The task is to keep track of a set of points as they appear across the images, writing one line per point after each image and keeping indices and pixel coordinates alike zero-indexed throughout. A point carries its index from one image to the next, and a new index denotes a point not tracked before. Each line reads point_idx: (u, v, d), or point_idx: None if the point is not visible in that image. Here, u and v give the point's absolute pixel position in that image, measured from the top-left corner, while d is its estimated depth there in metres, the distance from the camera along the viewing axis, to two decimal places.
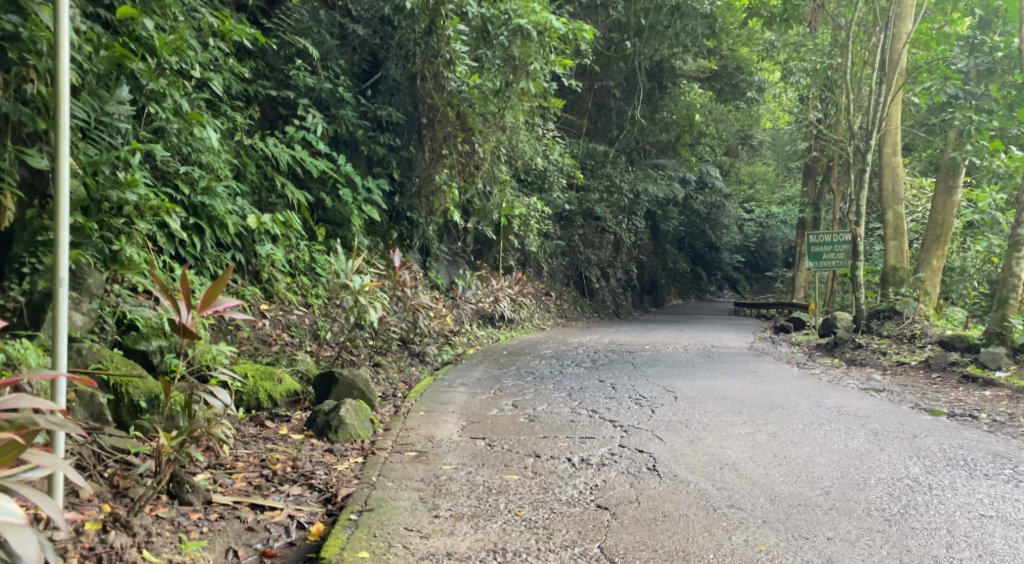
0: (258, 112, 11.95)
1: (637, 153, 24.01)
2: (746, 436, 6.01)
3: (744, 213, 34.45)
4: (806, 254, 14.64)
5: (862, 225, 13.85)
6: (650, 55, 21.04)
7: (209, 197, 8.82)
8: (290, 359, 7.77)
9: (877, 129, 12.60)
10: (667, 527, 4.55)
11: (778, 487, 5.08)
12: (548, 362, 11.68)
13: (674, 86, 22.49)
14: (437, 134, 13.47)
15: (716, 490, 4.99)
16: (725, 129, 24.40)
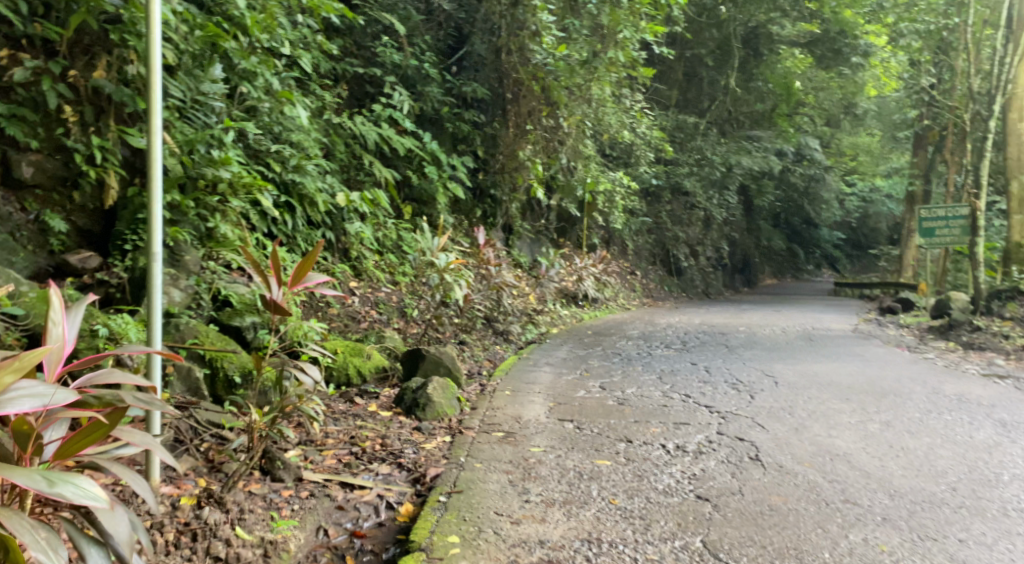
0: (346, 91, 12.07)
1: (731, 124, 23.68)
2: (856, 425, 5.74)
3: (847, 187, 33.44)
4: (919, 229, 14.81)
5: (982, 198, 13.44)
6: (747, 21, 21.15)
7: (300, 174, 8.91)
8: (378, 336, 7.81)
9: (1003, 94, 11.83)
10: (776, 522, 4.35)
11: (897, 482, 4.81)
12: (636, 343, 11.52)
13: (771, 53, 21.83)
14: (522, 109, 13.11)
15: (828, 484, 4.75)
16: (827, 98, 23.92)
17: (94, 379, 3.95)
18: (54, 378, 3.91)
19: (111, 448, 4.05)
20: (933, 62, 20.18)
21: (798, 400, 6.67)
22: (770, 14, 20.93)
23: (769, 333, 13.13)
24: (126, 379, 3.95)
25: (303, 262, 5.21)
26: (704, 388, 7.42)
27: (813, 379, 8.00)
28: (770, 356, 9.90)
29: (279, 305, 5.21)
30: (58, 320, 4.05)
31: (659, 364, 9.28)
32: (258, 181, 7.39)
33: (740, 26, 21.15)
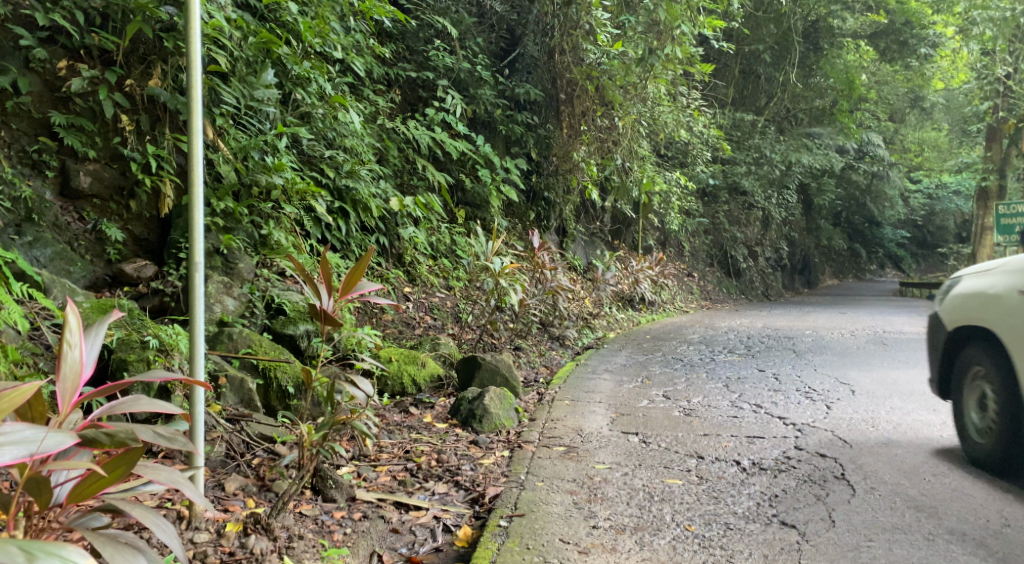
0: (399, 95, 11.92)
1: (789, 122, 23.08)
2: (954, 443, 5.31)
3: (911, 184, 32.47)
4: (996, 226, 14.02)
5: None
6: (806, 14, 20.50)
7: (353, 180, 8.75)
8: (433, 343, 7.58)
9: None
10: (877, 552, 3.93)
11: (1010, 507, 4.37)
12: (696, 348, 11.15)
13: (832, 47, 21.33)
14: (576, 109, 12.85)
15: (930, 507, 4.33)
16: (891, 92, 23.30)
17: (112, 408, 3.60)
18: (69, 409, 3.54)
19: (136, 486, 3.70)
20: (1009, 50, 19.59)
21: (878, 414, 6.26)
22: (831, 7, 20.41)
23: (836, 337, 12.64)
24: (151, 408, 3.60)
25: (354, 268, 5.00)
26: (774, 398, 7.04)
27: (890, 389, 7.57)
28: (839, 363, 9.46)
29: (329, 314, 5.01)
30: (74, 342, 3.62)
31: (722, 371, 8.92)
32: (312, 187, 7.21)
33: (800, 20, 20.54)
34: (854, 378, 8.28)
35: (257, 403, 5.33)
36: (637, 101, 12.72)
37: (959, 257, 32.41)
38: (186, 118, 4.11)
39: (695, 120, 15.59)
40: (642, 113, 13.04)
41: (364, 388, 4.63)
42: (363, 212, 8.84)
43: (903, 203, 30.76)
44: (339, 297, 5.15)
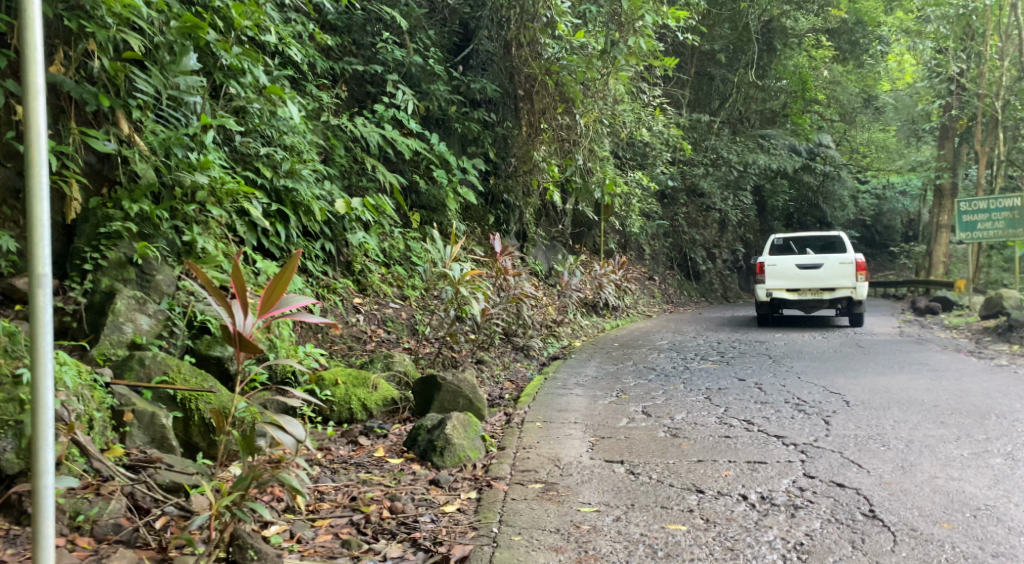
0: (345, 91, 11.11)
1: (743, 123, 22.73)
2: (979, 463, 4.75)
3: (859, 185, 32.70)
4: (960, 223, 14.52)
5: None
6: (760, 15, 20.13)
7: (294, 180, 7.92)
8: (386, 361, 6.82)
9: None
10: None
11: None
12: (669, 356, 10.51)
13: (784, 48, 20.90)
14: (536, 106, 12.14)
15: (986, 555, 3.68)
16: (843, 92, 23.17)
17: None
18: None
19: None
20: (961, 48, 19.28)
21: (885, 430, 5.64)
22: (784, 7, 19.91)
23: (813, 342, 12.11)
24: None
25: (275, 281, 4.47)
26: (764, 413, 6.39)
27: (886, 398, 6.98)
28: (825, 371, 8.86)
29: (247, 338, 4.44)
30: None
31: (702, 382, 8.28)
32: (243, 187, 6.38)
33: (755, 20, 20.11)
34: (845, 387, 7.68)
35: (172, 443, 4.67)
36: (599, 98, 12.08)
37: (910, 254, 32.38)
38: (23, 114, 3.17)
39: (655, 119, 14.95)
40: (605, 111, 12.39)
41: (292, 432, 3.97)
42: (305, 216, 8.02)
43: (854, 204, 30.90)
44: (257, 316, 4.60)
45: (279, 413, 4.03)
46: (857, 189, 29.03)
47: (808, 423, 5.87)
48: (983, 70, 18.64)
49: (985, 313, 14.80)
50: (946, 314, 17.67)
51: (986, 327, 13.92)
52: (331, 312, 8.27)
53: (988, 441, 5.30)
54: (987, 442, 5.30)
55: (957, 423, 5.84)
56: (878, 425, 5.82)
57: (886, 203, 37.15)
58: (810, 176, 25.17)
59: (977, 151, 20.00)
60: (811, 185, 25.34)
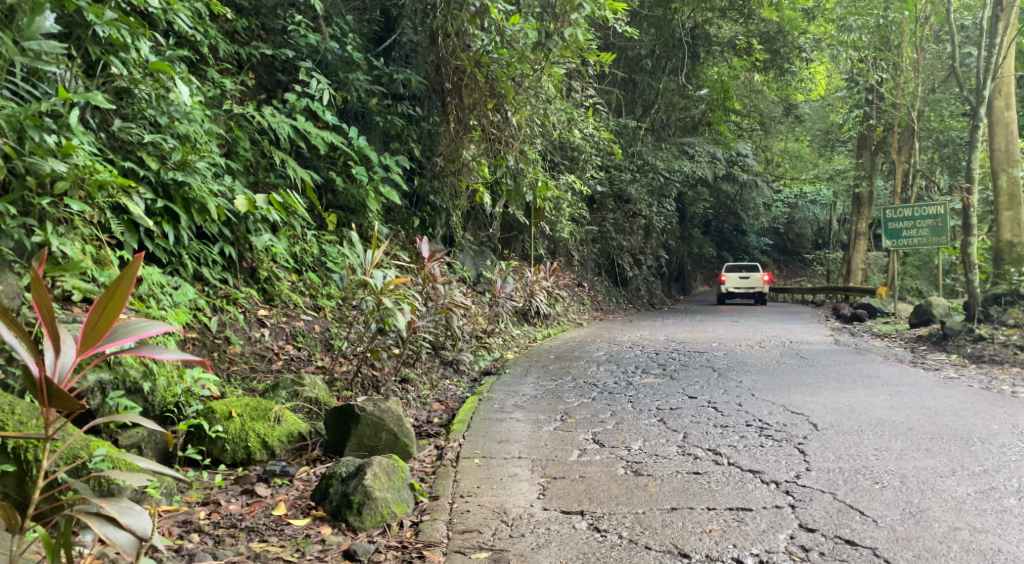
0: (252, 78, 10.11)
1: (666, 130, 22.31)
2: (986, 496, 4.28)
3: (775, 193, 32.97)
4: (886, 231, 15.40)
5: (946, 204, 14.52)
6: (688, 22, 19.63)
7: (187, 173, 6.91)
8: (294, 385, 5.94)
9: (985, 100, 12.01)
10: None
11: None
12: (609, 370, 9.76)
13: (707, 55, 20.60)
14: (464, 102, 11.19)
15: None
16: (763, 101, 22.96)
17: None
18: None
19: None
20: (881, 58, 19.15)
21: (869, 459, 4.97)
22: (708, 14, 19.44)
23: (752, 352, 11.55)
24: None
25: (101, 307, 3.52)
26: (730, 440, 5.66)
27: (852, 417, 6.31)
28: (777, 385, 8.20)
29: (59, 387, 3.47)
30: None
31: (650, 401, 7.53)
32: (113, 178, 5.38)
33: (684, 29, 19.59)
34: (804, 403, 7.01)
35: None
36: (530, 94, 11.23)
37: (826, 260, 32.75)
38: None
39: (585, 121, 14.25)
40: (536, 109, 11.59)
41: (130, 527, 3.38)
42: (199, 215, 7.01)
43: (770, 211, 31.10)
44: (72, 354, 3.62)
45: (106, 503, 3.39)
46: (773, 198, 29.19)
47: (783, 451, 5.15)
48: (907, 80, 18.56)
49: (915, 321, 14.55)
50: (872, 322, 17.53)
51: (916, 335, 13.63)
52: (232, 326, 7.26)
53: (984, 466, 4.82)
54: (982, 466, 4.83)
55: (937, 443, 5.39)
56: (855, 446, 5.32)
57: (800, 209, 37.66)
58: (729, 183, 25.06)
59: (894, 161, 20.06)
60: (731, 192, 25.20)
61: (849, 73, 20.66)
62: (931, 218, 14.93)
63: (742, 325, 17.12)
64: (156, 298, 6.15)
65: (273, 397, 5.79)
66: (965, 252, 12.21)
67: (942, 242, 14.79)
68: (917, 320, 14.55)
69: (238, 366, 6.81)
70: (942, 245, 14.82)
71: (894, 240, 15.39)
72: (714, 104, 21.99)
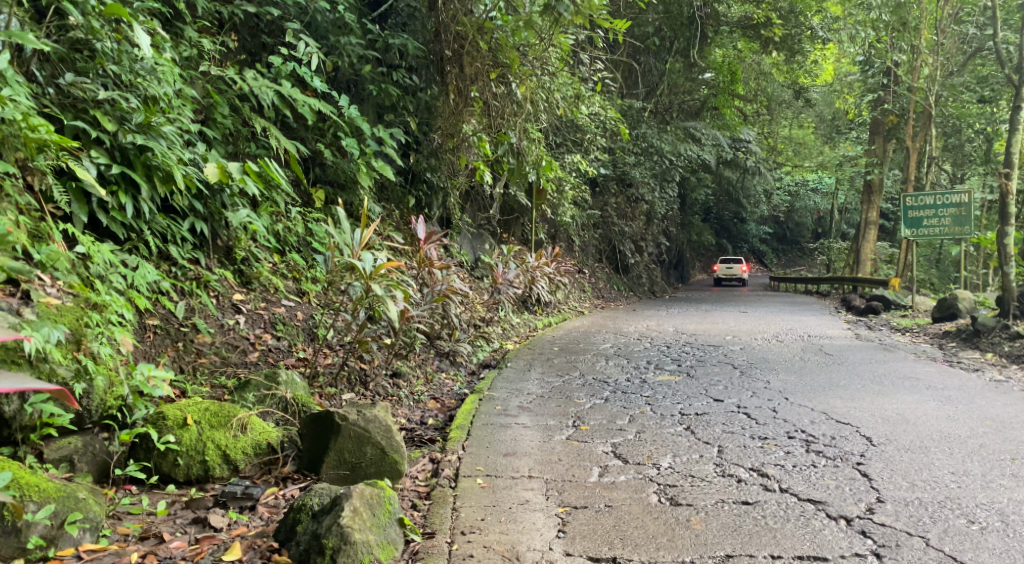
0: (234, 39, 9.26)
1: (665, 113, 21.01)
2: None
3: (777, 181, 32.01)
4: (905, 220, 14.51)
5: (973, 193, 13.63)
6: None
7: (150, 138, 6.11)
8: (270, 382, 5.27)
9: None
10: None
11: None
12: (619, 365, 8.90)
13: (715, 35, 19.70)
14: (465, 72, 10.31)
15: None
16: (771, 84, 22.03)
17: None
18: None
19: None
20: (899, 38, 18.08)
21: (937, 473, 4.49)
22: None
23: (772, 347, 10.75)
24: None
25: None
26: (775, 457, 4.87)
27: (910, 429, 5.50)
28: (810, 386, 7.41)
29: None
30: None
31: (671, 404, 6.71)
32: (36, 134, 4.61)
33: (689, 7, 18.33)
34: (848, 411, 6.19)
35: None
36: (537, 64, 10.34)
37: (829, 250, 31.85)
38: None
39: (591, 97, 13.35)
40: (541, 82, 10.73)
41: None
42: (163, 185, 6.18)
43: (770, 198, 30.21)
44: None
45: None
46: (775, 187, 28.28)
47: (842, 473, 4.48)
48: (925, 65, 17.63)
49: (938, 315, 13.73)
50: (888, 315, 16.69)
51: (941, 331, 12.80)
52: (201, 313, 6.44)
53: None
54: None
55: (1009, 454, 4.90)
56: (917, 455, 4.80)
57: (801, 197, 36.79)
58: (732, 169, 24.17)
59: (908, 148, 19.08)
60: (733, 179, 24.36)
61: (863, 55, 19.65)
62: (955, 207, 14.08)
63: (752, 317, 16.31)
64: (109, 277, 5.35)
65: (239, 402, 5.11)
66: (1001, 243, 11.34)
67: (966, 233, 13.92)
68: (940, 314, 13.74)
69: (207, 359, 6.00)
70: (966, 236, 13.97)
71: (912, 231, 14.53)
72: (718, 87, 20.69)
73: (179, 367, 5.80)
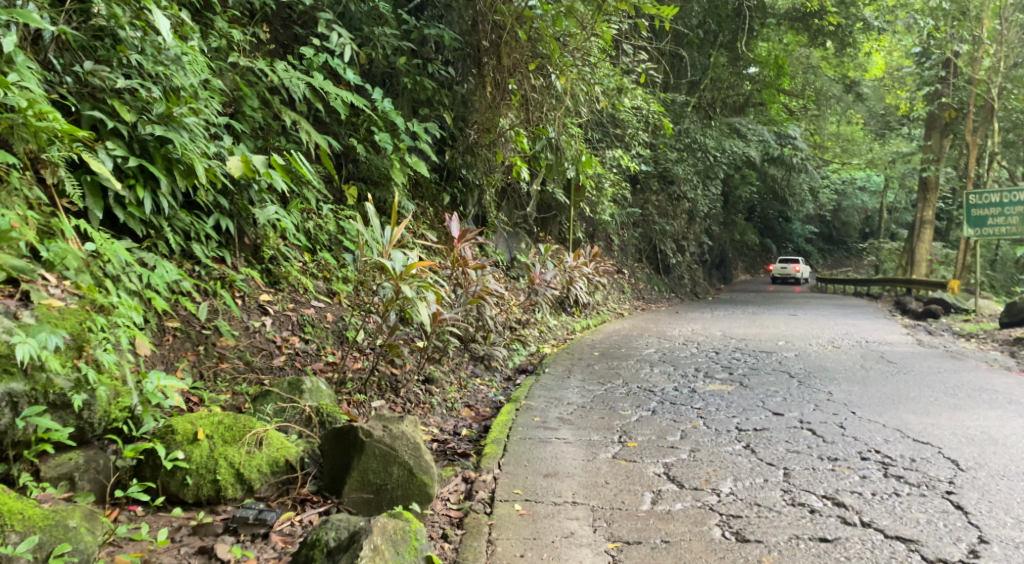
0: (266, 31, 8.97)
1: (712, 109, 20.37)
2: None
3: (824, 179, 31.05)
4: (968, 219, 13.59)
5: None
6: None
7: (172, 129, 5.76)
8: (293, 387, 5.05)
9: None
10: None
11: None
12: (665, 373, 8.36)
13: (760, 28, 18.99)
14: (504, 63, 9.89)
15: None
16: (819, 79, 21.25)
17: None
18: None
19: None
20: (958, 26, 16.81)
21: None
22: None
23: (828, 353, 10.14)
24: None
25: None
26: (850, 482, 4.40)
27: (998, 452, 4.99)
28: (877, 398, 6.87)
29: None
30: None
31: (725, 417, 6.20)
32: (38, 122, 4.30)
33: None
34: (925, 428, 5.67)
35: None
36: (578, 56, 9.87)
37: (879, 250, 30.80)
38: None
39: (634, 90, 12.84)
40: (583, 74, 10.26)
41: None
42: (184, 179, 5.84)
43: (815, 197, 29.31)
44: None
45: None
46: (820, 185, 27.43)
47: (934, 506, 4.10)
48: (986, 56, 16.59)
49: (1005, 319, 13.00)
50: (947, 319, 15.91)
51: (1009, 338, 12.06)
52: (225, 315, 6.10)
53: None
54: None
55: None
56: (1012, 487, 4.33)
57: (847, 196, 35.79)
58: (776, 166, 23.41)
59: (966, 144, 18.18)
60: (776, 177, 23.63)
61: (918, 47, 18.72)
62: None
63: (802, 320, 15.64)
64: (124, 277, 5.02)
65: (257, 414, 4.88)
66: None
67: None
68: (1007, 317, 13.03)
69: (230, 364, 5.64)
70: None
71: (975, 230, 13.54)
72: (764, 82, 20.11)
73: (199, 372, 5.44)
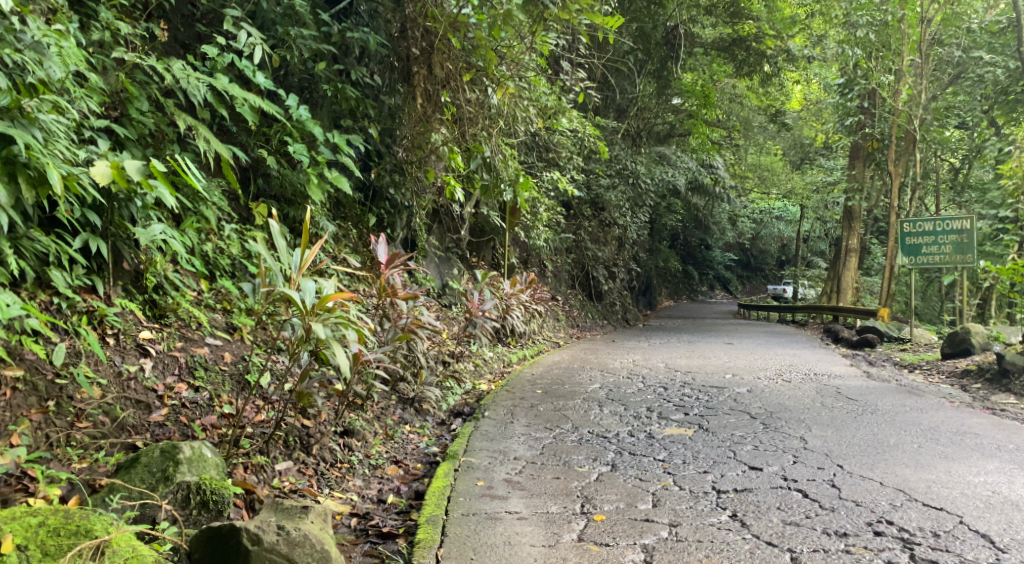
0: (163, 27, 7.80)
1: (642, 135, 19.69)
2: None
3: (745, 208, 30.85)
4: (901, 246, 12.41)
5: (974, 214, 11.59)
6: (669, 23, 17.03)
7: (21, 127, 4.65)
8: (167, 453, 4.27)
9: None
10: None
11: None
12: (616, 415, 7.40)
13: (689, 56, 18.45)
14: (435, 73, 8.93)
15: None
16: (745, 108, 20.83)
17: None
18: None
19: None
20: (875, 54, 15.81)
21: None
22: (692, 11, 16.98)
23: (783, 389, 9.38)
24: None
25: None
26: None
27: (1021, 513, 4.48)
28: (859, 445, 6.10)
29: None
30: None
31: (697, 472, 5.36)
32: None
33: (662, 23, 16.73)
34: (928, 486, 4.90)
35: None
36: (515, 68, 8.95)
37: (803, 278, 30.71)
38: None
39: (569, 110, 12.02)
40: (520, 88, 9.38)
41: None
42: (36, 190, 4.75)
43: (736, 225, 29.03)
44: None
45: None
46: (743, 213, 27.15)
47: None
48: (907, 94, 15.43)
49: (947, 351, 12.52)
50: (885, 348, 15.52)
51: (958, 369, 11.52)
52: (90, 360, 4.96)
53: None
54: None
55: None
56: None
57: (767, 224, 35.82)
58: (700, 196, 22.87)
59: (890, 175, 16.56)
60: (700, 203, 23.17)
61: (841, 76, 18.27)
62: (957, 234, 12.04)
63: (741, 349, 15.03)
64: None
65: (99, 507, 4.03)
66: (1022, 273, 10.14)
67: (969, 261, 11.70)
68: (947, 346, 12.57)
69: (89, 424, 4.64)
70: (970, 265, 11.76)
71: (911, 259, 12.34)
72: (689, 112, 19.52)
73: (46, 437, 4.46)
